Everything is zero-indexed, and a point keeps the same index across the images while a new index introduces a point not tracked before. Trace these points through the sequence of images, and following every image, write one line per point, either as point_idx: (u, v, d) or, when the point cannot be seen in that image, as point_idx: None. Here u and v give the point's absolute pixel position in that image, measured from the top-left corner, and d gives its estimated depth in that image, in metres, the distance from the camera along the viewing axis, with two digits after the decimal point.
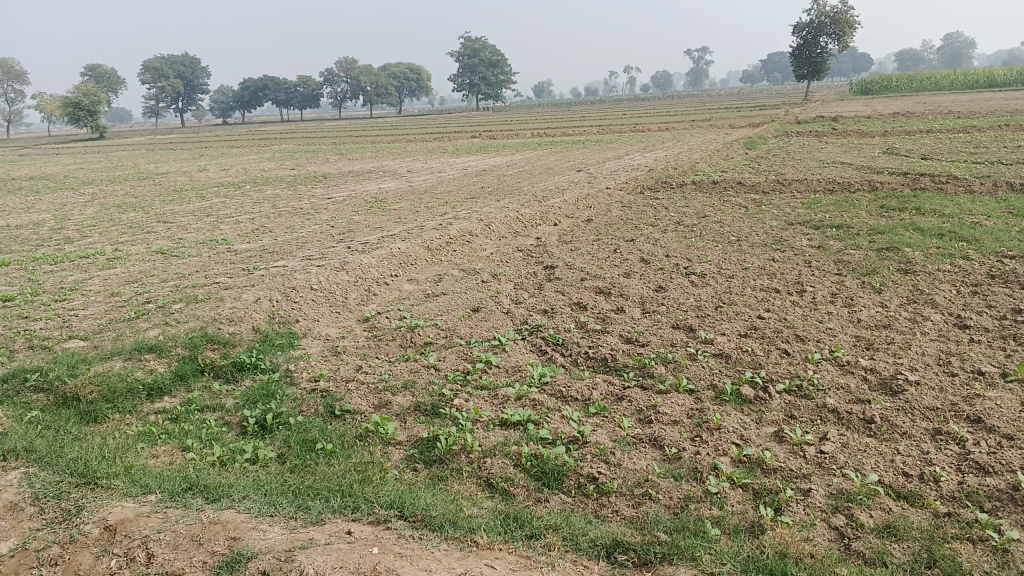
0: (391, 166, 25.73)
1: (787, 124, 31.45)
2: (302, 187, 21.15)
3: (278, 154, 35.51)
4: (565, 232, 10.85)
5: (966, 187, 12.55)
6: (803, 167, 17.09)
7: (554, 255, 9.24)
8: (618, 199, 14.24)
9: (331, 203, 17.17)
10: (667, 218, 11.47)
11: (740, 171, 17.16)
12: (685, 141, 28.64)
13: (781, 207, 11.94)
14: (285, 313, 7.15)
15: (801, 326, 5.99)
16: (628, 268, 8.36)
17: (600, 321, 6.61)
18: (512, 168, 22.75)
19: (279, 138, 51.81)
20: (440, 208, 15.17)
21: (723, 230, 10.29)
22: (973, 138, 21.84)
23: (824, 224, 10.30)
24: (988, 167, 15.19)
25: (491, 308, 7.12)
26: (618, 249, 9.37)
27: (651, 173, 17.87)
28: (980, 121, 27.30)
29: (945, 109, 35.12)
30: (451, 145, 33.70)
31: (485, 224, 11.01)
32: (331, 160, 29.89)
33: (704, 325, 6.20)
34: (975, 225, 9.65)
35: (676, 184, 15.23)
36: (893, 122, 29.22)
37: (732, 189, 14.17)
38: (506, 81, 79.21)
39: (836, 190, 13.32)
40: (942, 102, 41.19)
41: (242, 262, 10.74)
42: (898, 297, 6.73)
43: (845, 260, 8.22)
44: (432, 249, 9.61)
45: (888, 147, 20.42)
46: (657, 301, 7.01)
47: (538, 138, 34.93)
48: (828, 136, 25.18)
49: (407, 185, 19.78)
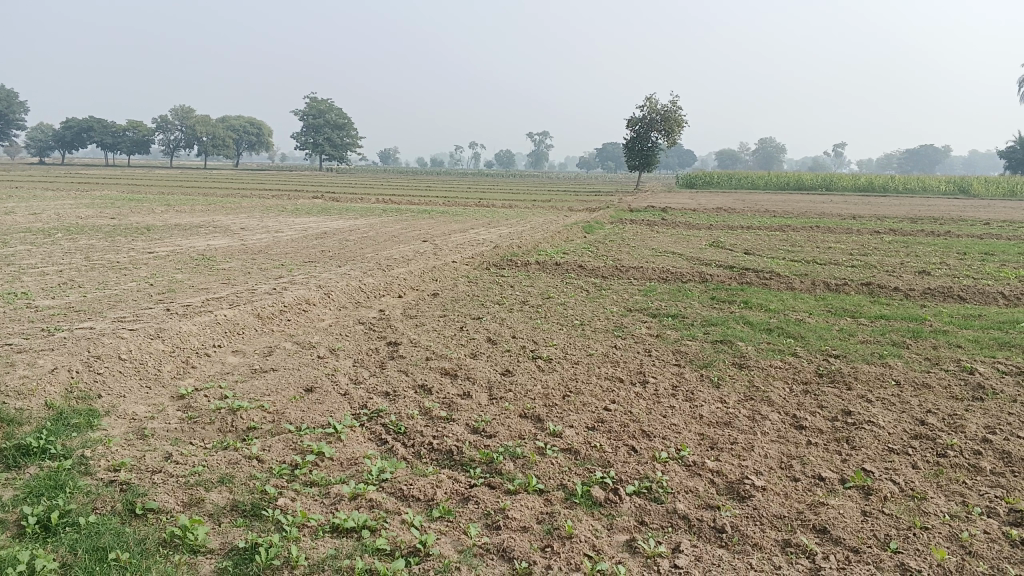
0: (224, 223, 24.48)
1: (622, 211, 32.82)
2: (123, 238, 19.60)
3: (98, 200, 33.04)
4: (408, 306, 10.49)
5: (788, 284, 13.34)
6: (639, 254, 17.71)
7: (396, 330, 8.85)
8: (462, 273, 14.07)
9: (154, 258, 15.94)
10: (512, 297, 11.39)
11: (581, 253, 17.53)
12: (528, 219, 29.24)
13: (621, 292, 12.16)
14: (86, 387, 6.30)
15: (648, 419, 5.90)
16: (472, 349, 8.09)
17: (444, 407, 6.25)
18: (353, 232, 22.20)
19: (101, 183, 48.43)
20: (276, 271, 14.40)
21: (567, 313, 10.28)
22: (788, 237, 23.59)
23: (662, 312, 10.54)
24: (804, 265, 16.34)
25: (326, 388, 6.60)
26: (462, 327, 9.12)
27: (495, 249, 17.92)
28: (793, 221, 29.70)
29: (762, 207, 38.05)
30: (291, 205, 32.66)
31: (324, 292, 10.46)
32: (158, 212, 28.07)
33: (551, 415, 5.99)
34: (799, 322, 10.18)
35: (519, 262, 15.29)
36: (718, 216, 31.24)
37: (573, 271, 14.38)
38: (352, 145, 78.70)
39: (671, 279, 13.79)
40: (758, 201, 44.69)
41: (43, 321, 9.58)
42: (737, 392, 6.83)
43: (684, 351, 8.35)
44: (264, 317, 8.96)
45: (715, 240, 21.65)
46: (503, 386, 6.75)
47: (382, 205, 34.57)
48: (660, 225, 26.48)
49: (240, 244, 18.77)
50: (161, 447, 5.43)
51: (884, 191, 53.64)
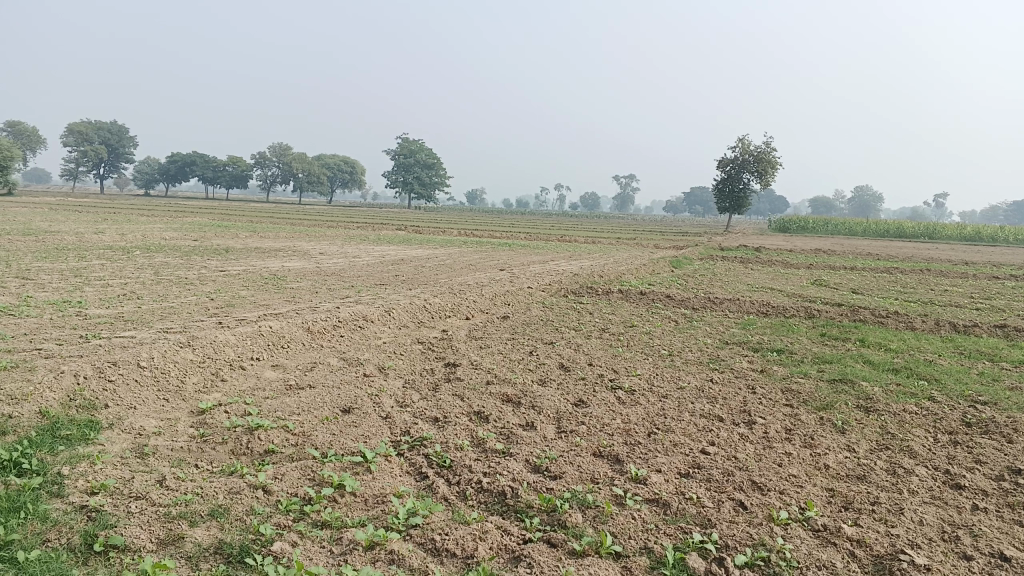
0: (302, 247, 24.21)
1: (712, 249, 31.35)
2: (198, 257, 19.30)
3: (188, 224, 33.47)
4: (476, 328, 9.45)
5: (907, 324, 11.77)
6: (733, 288, 16.30)
7: (458, 351, 7.82)
8: (539, 299, 13.02)
9: (222, 275, 15.42)
10: (593, 324, 10.24)
11: (668, 285, 16.28)
12: (612, 254, 28.08)
13: (714, 324, 10.88)
14: (92, 395, 5.45)
15: (757, 467, 4.66)
16: (542, 376, 6.99)
17: (503, 439, 5.14)
18: (430, 260, 21.52)
19: (194, 211, 49.74)
20: (343, 291, 13.62)
21: (653, 343, 9.09)
22: (897, 279, 21.71)
23: (764, 346, 9.21)
24: (921, 306, 14.66)
25: (366, 408, 5.59)
26: (533, 352, 8.02)
27: (575, 278, 16.83)
28: (900, 264, 27.64)
29: (864, 251, 35.83)
30: (372, 234, 32.34)
31: (384, 310, 9.53)
32: (240, 236, 28.12)
33: (634, 456, 4.81)
34: (928, 363, 8.71)
35: (601, 291, 14.13)
36: (815, 257, 29.38)
37: (661, 302, 13.14)
38: (440, 182, 79.35)
39: (770, 314, 12.40)
40: (857, 245, 42.29)
41: (86, 328, 8.93)
42: (867, 439, 5.50)
43: (794, 389, 7.05)
44: (313, 332, 8.06)
45: (816, 278, 20.02)
46: (576, 419, 5.60)
47: (463, 237, 33.99)
48: (754, 263, 24.92)
49: (313, 266, 18.23)
50: (158, 471, 4.49)
51: (993, 241, 50.25)
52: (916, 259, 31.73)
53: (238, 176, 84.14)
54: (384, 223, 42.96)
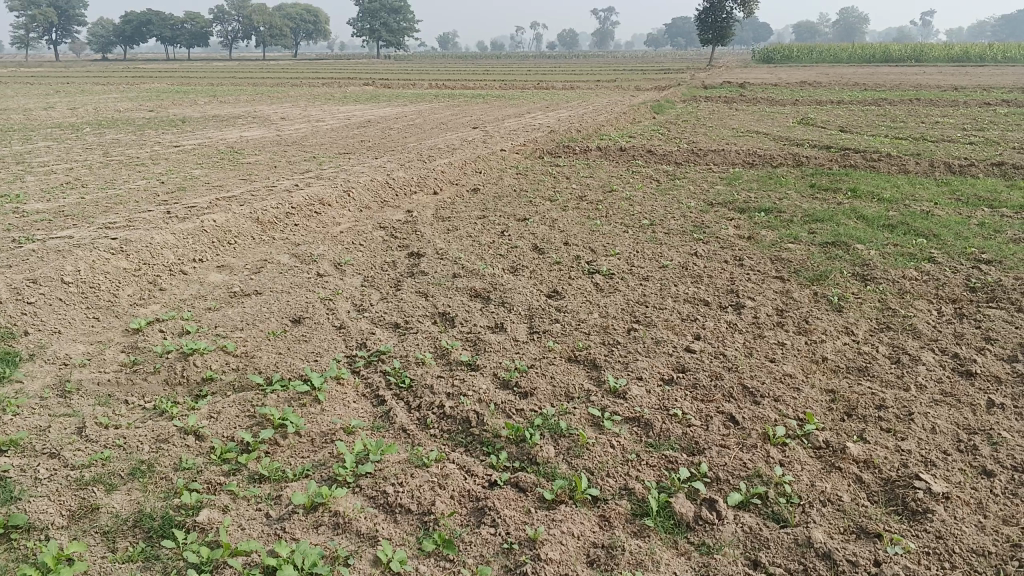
0: (265, 112, 23.05)
1: (694, 89, 30.16)
2: (152, 132, 18.24)
3: (145, 93, 31.82)
4: (443, 206, 8.81)
5: (900, 167, 11.19)
6: (716, 135, 15.55)
7: (422, 237, 7.22)
8: (513, 163, 12.32)
9: (176, 153, 14.53)
10: (569, 192, 9.61)
11: (649, 136, 15.54)
12: (591, 101, 26.97)
13: (697, 181, 10.28)
14: (10, 322, 4.89)
15: (749, 369, 4.21)
16: (513, 263, 6.45)
17: (469, 347, 4.64)
18: (400, 120, 20.53)
19: (153, 76, 47.48)
20: (304, 164, 12.83)
21: (633, 210, 8.52)
22: (886, 111, 20.89)
23: (751, 206, 8.63)
24: (912, 144, 14.02)
25: (317, 320, 5.06)
26: (504, 234, 7.43)
27: (552, 134, 16.03)
28: (888, 95, 26.67)
29: (851, 81, 34.61)
30: (339, 92, 30.87)
31: (343, 190, 8.85)
32: (199, 102, 26.79)
33: (614, 362, 4.33)
34: (925, 214, 8.20)
35: (579, 148, 13.41)
36: (801, 91, 28.33)
37: (641, 158, 12.45)
38: (409, 29, 75.75)
39: (757, 164, 11.77)
40: (844, 74, 40.89)
41: (20, 228, 8.27)
42: (867, 318, 5.05)
43: (784, 259, 6.54)
44: (263, 225, 7.42)
45: (803, 117, 19.22)
46: (549, 316, 5.09)
47: (435, 90, 32.58)
48: (738, 102, 23.98)
49: (275, 134, 17.28)
50: (79, 413, 4.00)
51: (981, 60, 48.69)
52: (905, 86, 30.66)
53: (197, 34, 79.97)
54: (353, 78, 41.03)
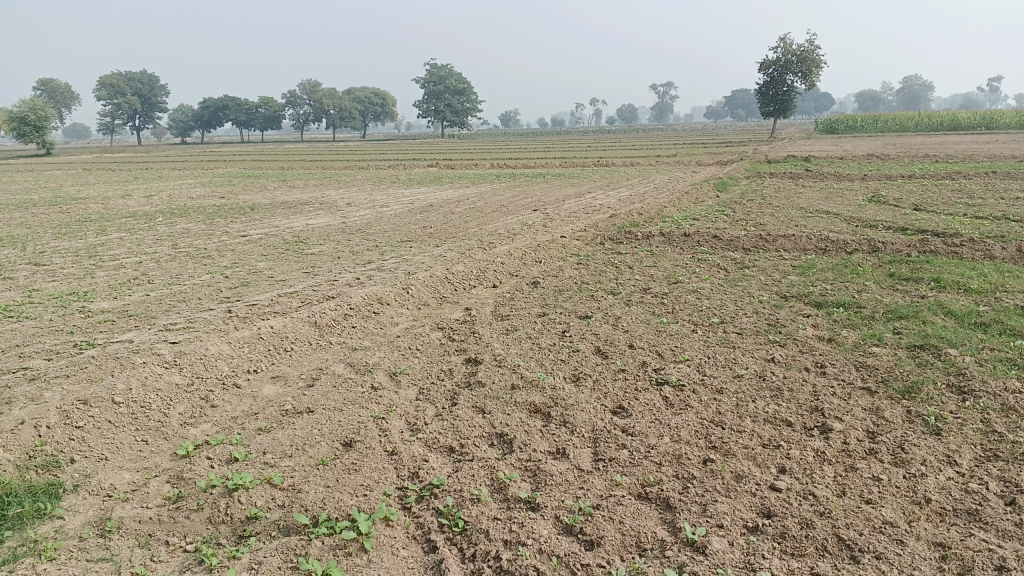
0: (329, 197, 23.48)
1: (757, 163, 29.79)
2: (220, 221, 18.64)
3: (218, 179, 32.91)
4: (503, 302, 8.58)
5: (985, 251, 10.59)
6: (784, 216, 15.11)
7: (481, 340, 6.97)
8: (574, 252, 12.10)
9: (241, 244, 14.74)
10: (633, 285, 9.29)
11: (713, 219, 15.20)
12: (652, 178, 26.80)
13: (768, 271, 9.87)
14: (58, 450, 4.74)
15: (842, 515, 3.78)
16: (575, 371, 6.13)
17: (529, 478, 4.32)
18: (461, 203, 20.63)
19: (227, 160, 49.28)
20: (365, 255, 12.81)
21: (701, 306, 8.15)
22: (961, 186, 20.19)
23: (827, 301, 8.18)
24: (994, 224, 13.37)
25: (369, 444, 4.81)
26: (566, 335, 7.13)
27: (613, 218, 15.81)
28: (962, 166, 25.87)
29: (920, 152, 33.80)
30: (402, 174, 31.44)
31: (401, 287, 8.69)
32: (268, 188, 27.48)
33: (689, 504, 3.95)
34: (1019, 309, 7.63)
35: (642, 234, 13.13)
36: (869, 165, 27.72)
37: (707, 244, 12.10)
38: (472, 109, 77.62)
39: (829, 249, 11.30)
40: (912, 144, 40.03)
41: (84, 330, 8.30)
42: (971, 445, 4.56)
43: (869, 366, 6.08)
44: (319, 329, 7.28)
45: (873, 193, 18.65)
46: (615, 440, 4.73)
47: (496, 170, 32.91)
48: (803, 178, 23.52)
49: (338, 222, 17.47)
50: (116, 559, 3.77)
51: None
52: (979, 157, 29.75)
53: (270, 119, 83.32)
54: (416, 159, 41.87)
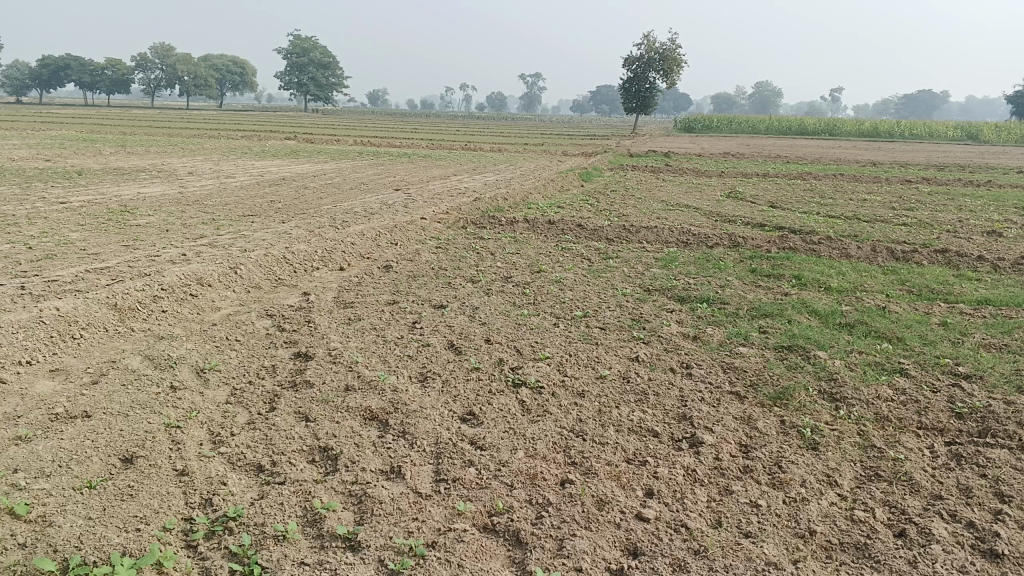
0: (171, 165, 21.59)
1: (621, 156, 29.96)
2: (39, 185, 16.61)
3: (48, 140, 29.88)
4: (348, 286, 7.71)
5: (842, 250, 10.63)
6: (647, 208, 14.90)
7: (315, 331, 6.09)
8: (433, 235, 11.32)
9: (57, 211, 13.03)
10: (493, 272, 8.62)
11: (578, 207, 14.82)
12: (517, 165, 26.37)
13: (632, 262, 9.46)
14: None
15: (720, 554, 3.21)
16: (422, 369, 5.35)
17: (352, 507, 3.53)
18: (317, 178, 19.40)
19: (63, 121, 45.21)
20: (200, 230, 11.53)
21: (563, 298, 7.56)
22: (813, 187, 20.85)
23: (692, 296, 7.78)
24: (845, 223, 13.64)
25: (154, 463, 3.88)
26: (415, 327, 6.35)
27: (477, 202, 15.14)
28: (812, 169, 26.92)
29: (773, 153, 35.16)
30: (257, 146, 29.54)
31: (228, 267, 7.65)
32: (102, 153, 25.04)
33: (544, 540, 3.28)
34: (879, 309, 7.51)
35: (505, 219, 12.51)
36: (726, 163, 28.43)
37: (571, 232, 11.63)
38: (337, 84, 75.04)
39: (692, 242, 11.05)
40: (765, 146, 41.70)
41: None
42: (852, 463, 4.14)
43: (738, 369, 5.64)
44: (121, 314, 6.18)
45: (732, 190, 18.91)
46: (461, 455, 4.01)
47: (358, 146, 31.55)
48: (665, 172, 23.72)
49: (175, 191, 15.92)
50: None
51: (890, 136, 50.45)
52: (826, 161, 31.03)
53: (116, 81, 77.38)
54: (274, 131, 39.64)
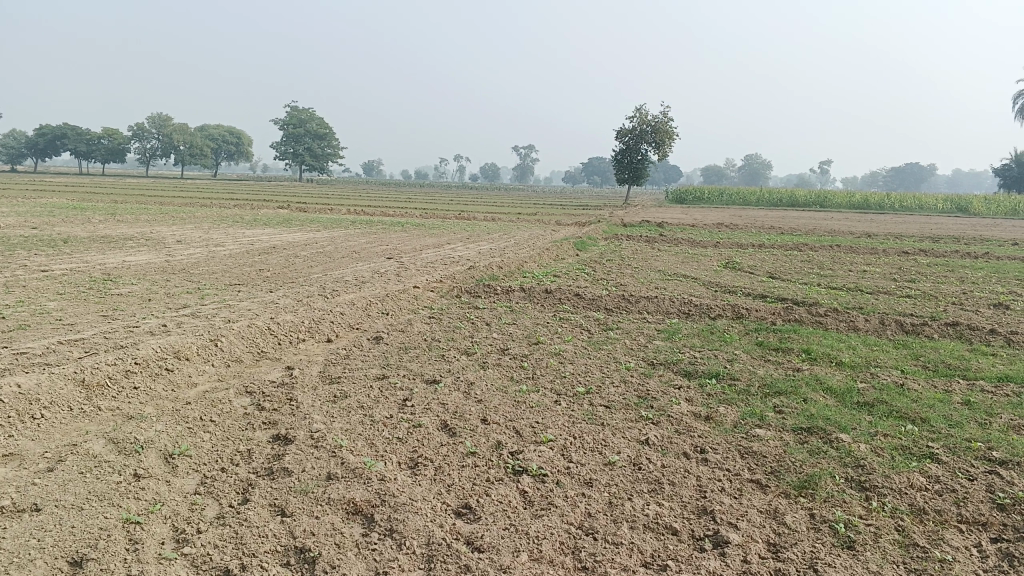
0: (161, 233, 21.33)
1: (616, 225, 29.87)
2: (23, 252, 16.24)
3: (38, 208, 29.63)
4: (335, 360, 7.28)
5: (849, 323, 10.28)
6: (645, 278, 14.60)
7: (298, 410, 5.64)
8: (426, 305, 10.95)
9: (37, 279, 12.62)
10: (488, 345, 8.21)
11: (574, 277, 14.51)
12: (511, 234, 26.21)
13: (633, 334, 9.07)
14: None
15: None
16: (412, 454, 4.89)
17: None
18: (308, 246, 19.13)
19: (56, 189, 45.21)
20: (184, 299, 11.13)
21: (564, 373, 7.14)
22: (810, 257, 20.65)
23: (699, 371, 7.37)
24: (848, 295, 13.33)
25: (106, 567, 3.40)
26: (406, 405, 5.91)
27: (471, 271, 14.82)
28: (807, 240, 26.82)
29: (766, 224, 35.18)
30: (250, 214, 29.36)
31: (209, 339, 7.23)
32: (92, 220, 24.81)
33: None
34: (897, 386, 7.11)
35: (500, 288, 12.16)
36: (721, 233, 28.34)
37: (568, 302, 11.27)
38: (332, 154, 75.72)
39: (694, 313, 10.69)
40: (758, 217, 41.82)
41: None
42: (896, 565, 3.68)
43: (756, 453, 5.19)
44: (88, 391, 5.72)
45: (729, 260, 18.68)
46: (456, 557, 3.54)
47: (351, 215, 31.45)
48: (661, 242, 23.56)
49: (163, 259, 15.58)
50: None
51: (880, 208, 50.82)
52: (820, 232, 31.01)
53: (113, 150, 77.88)
54: (267, 199, 39.59)
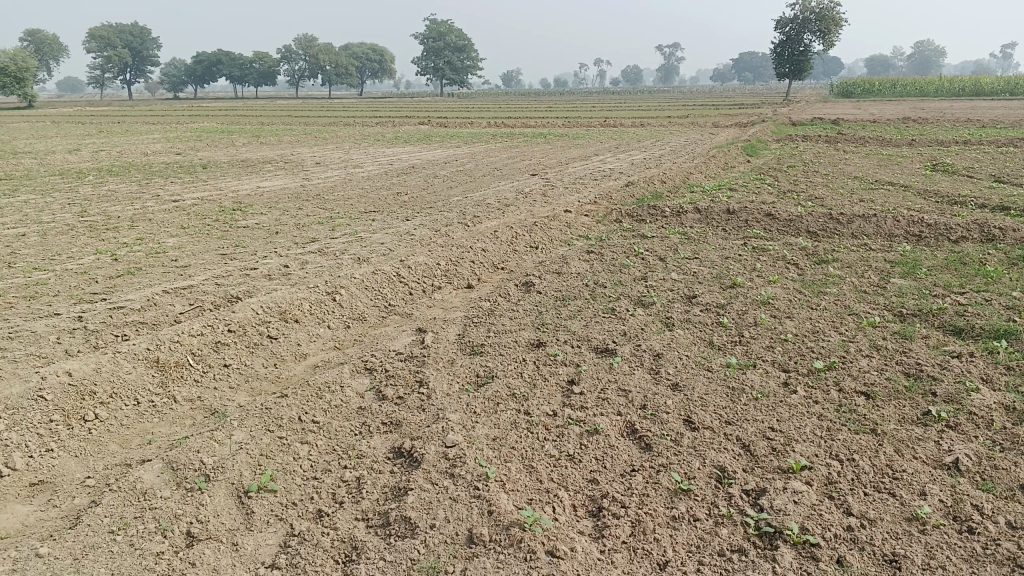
0: (300, 155, 20.53)
1: (782, 126, 26.69)
2: (161, 181, 15.66)
3: (188, 134, 29.70)
4: (478, 316, 5.72)
5: None
6: (840, 188, 12.17)
7: (430, 404, 4.11)
8: (583, 233, 9.20)
9: (165, 212, 11.75)
10: (670, 290, 6.40)
11: (753, 189, 12.30)
12: (666, 140, 23.80)
13: (856, 268, 7.01)
14: None
15: None
16: (594, 489, 3.26)
17: None
18: (449, 164, 17.73)
19: (209, 113, 46.14)
20: (312, 231, 9.88)
21: (781, 333, 5.26)
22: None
23: (975, 331, 5.29)
24: None
25: None
26: (575, 392, 4.27)
27: (631, 186, 12.88)
28: (1018, 133, 22.85)
29: (957, 116, 30.66)
30: (391, 131, 28.26)
31: (324, 294, 5.82)
32: (235, 144, 24.44)
33: None
34: None
35: (669, 207, 10.21)
36: (908, 129, 24.71)
37: (757, 224, 9.21)
38: (472, 66, 73.96)
39: (925, 235, 8.41)
40: (942, 109, 36.88)
41: None
42: None
43: None
44: (163, 376, 4.43)
45: (934, 162, 15.74)
46: None
47: (493, 128, 29.84)
48: (842, 142, 20.58)
49: (297, 184, 14.55)
50: None
51: None
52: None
53: (263, 73, 79.36)
54: (409, 116, 38.54)
